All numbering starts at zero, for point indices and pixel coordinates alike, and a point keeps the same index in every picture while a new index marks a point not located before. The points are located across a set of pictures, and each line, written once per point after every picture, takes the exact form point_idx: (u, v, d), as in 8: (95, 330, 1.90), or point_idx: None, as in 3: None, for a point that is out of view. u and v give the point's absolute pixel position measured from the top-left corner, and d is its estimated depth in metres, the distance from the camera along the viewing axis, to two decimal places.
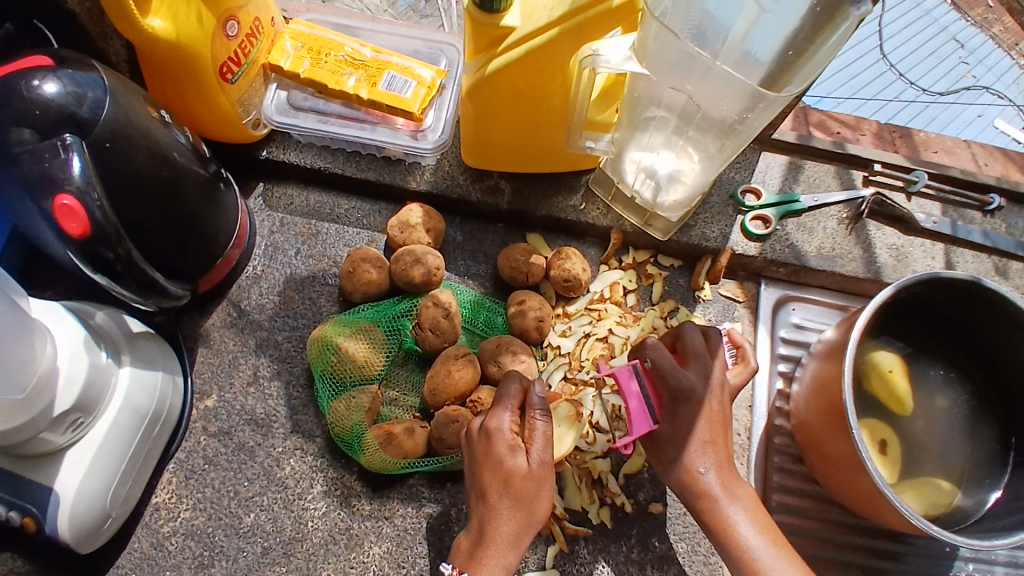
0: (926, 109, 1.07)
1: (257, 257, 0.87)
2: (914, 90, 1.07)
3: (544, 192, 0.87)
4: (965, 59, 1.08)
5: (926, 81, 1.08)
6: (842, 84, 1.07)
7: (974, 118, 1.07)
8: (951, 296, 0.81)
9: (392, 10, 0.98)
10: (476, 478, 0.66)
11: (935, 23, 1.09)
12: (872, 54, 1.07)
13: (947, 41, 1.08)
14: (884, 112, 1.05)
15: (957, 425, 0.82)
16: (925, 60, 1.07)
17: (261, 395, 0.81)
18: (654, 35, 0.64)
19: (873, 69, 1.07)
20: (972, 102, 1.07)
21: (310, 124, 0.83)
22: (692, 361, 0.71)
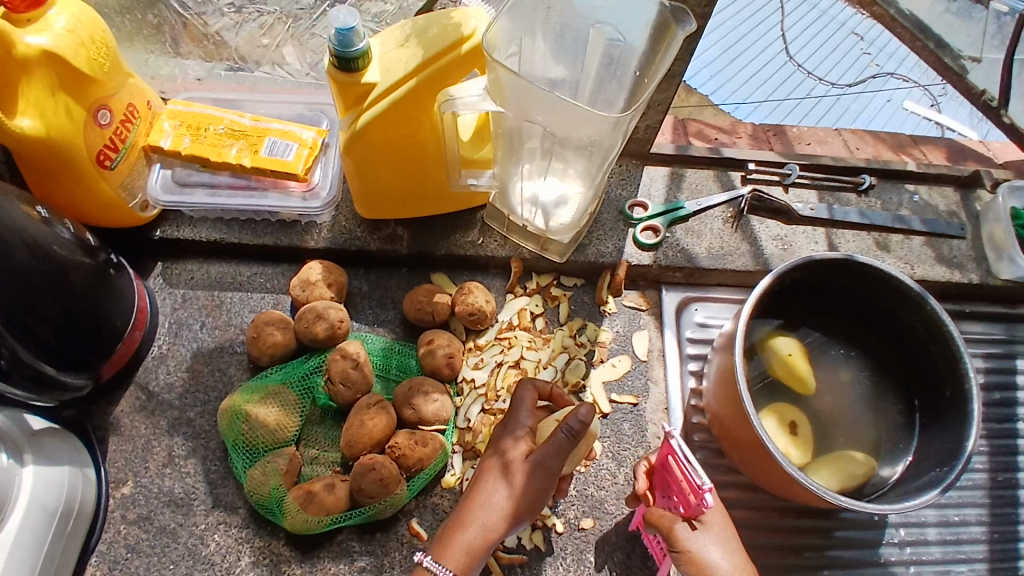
0: (838, 101, 1.17)
1: (161, 337, 0.86)
2: (824, 85, 1.17)
3: (441, 232, 0.90)
4: (868, 50, 1.18)
5: (834, 75, 1.18)
6: (755, 90, 1.17)
7: (884, 103, 1.18)
8: (838, 278, 0.86)
9: (313, 73, 0.99)
10: (487, 465, 0.71)
11: (835, 21, 1.19)
12: (777, 58, 1.17)
13: (847, 36, 1.19)
14: (793, 113, 1.16)
15: (861, 397, 0.87)
16: (828, 57, 1.18)
17: (178, 474, 0.80)
18: (499, 80, 0.68)
19: (782, 71, 1.17)
20: (881, 88, 1.18)
21: (200, 198, 0.85)
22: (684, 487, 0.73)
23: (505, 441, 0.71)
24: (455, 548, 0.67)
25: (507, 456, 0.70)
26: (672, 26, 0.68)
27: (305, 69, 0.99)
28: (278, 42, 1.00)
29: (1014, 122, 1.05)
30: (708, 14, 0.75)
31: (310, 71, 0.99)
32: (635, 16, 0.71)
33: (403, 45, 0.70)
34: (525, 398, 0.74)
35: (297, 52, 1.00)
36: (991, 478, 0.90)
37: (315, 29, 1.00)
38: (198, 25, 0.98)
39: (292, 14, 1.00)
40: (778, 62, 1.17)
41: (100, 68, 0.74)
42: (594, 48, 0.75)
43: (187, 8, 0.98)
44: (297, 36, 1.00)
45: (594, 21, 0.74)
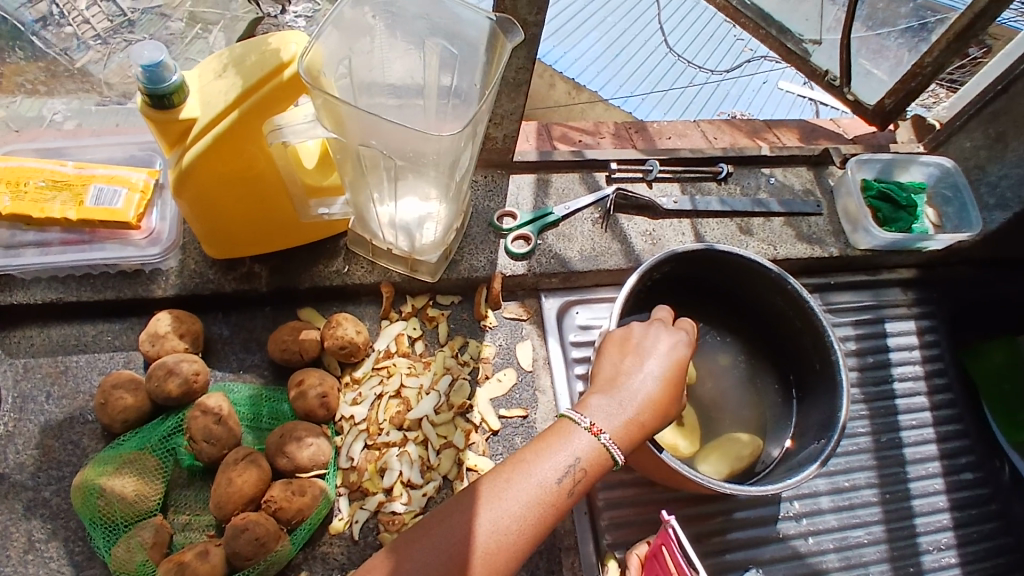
0: (718, 87, 1.34)
1: (4, 414, 0.78)
2: (704, 73, 1.34)
3: (302, 266, 0.85)
4: (741, 37, 1.35)
5: (713, 62, 1.35)
6: (642, 83, 1.38)
7: (760, 85, 1.35)
8: (706, 267, 0.88)
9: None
10: (606, 382, 0.66)
11: (706, 12, 1.36)
12: (659, 49, 1.36)
13: (720, 24, 1.36)
14: (678, 101, 1.35)
15: (739, 380, 0.89)
16: (706, 45, 1.35)
17: (41, 561, 0.72)
18: (327, 105, 0.64)
19: (665, 62, 1.36)
20: (756, 71, 1.34)
21: (31, 258, 0.79)
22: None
23: (634, 358, 0.67)
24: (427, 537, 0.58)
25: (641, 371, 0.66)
26: (500, 38, 0.68)
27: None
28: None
29: (858, 97, 1.13)
30: (542, 21, 0.75)
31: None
32: (464, 30, 0.70)
33: (220, 76, 0.66)
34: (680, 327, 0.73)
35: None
36: (874, 440, 0.95)
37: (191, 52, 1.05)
38: (67, 62, 1.01)
39: (163, 39, 1.06)
40: (658, 52, 1.37)
41: None
42: (432, 62, 0.74)
43: (51, 45, 1.01)
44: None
45: (426, 36, 0.72)
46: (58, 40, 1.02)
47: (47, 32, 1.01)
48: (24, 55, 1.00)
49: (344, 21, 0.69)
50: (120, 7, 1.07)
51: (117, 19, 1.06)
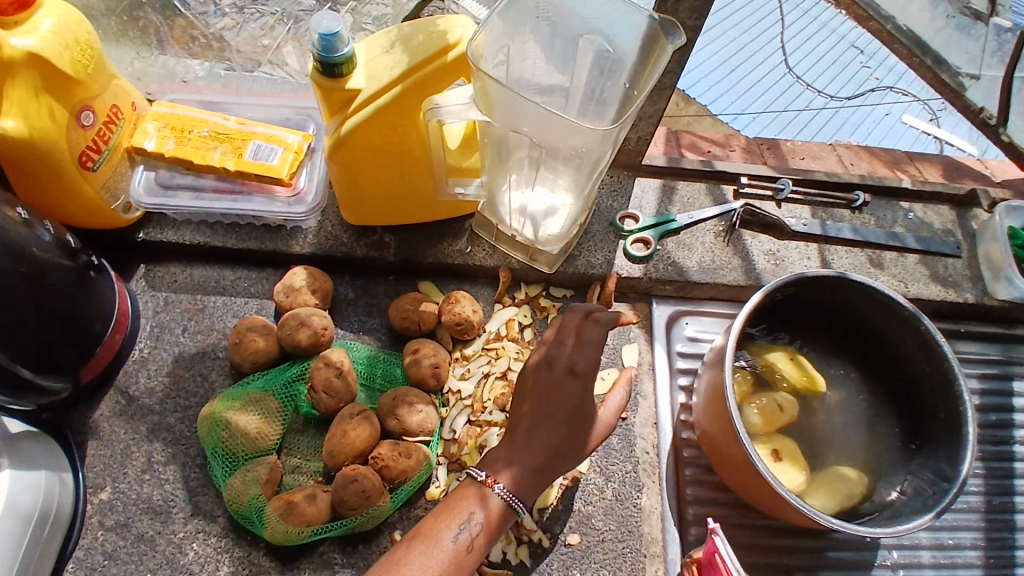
0: (836, 113, 1.22)
1: (142, 340, 0.84)
2: (823, 97, 1.22)
3: (428, 240, 0.89)
4: (867, 63, 1.23)
5: (833, 88, 1.23)
6: (754, 100, 1.24)
7: (883, 116, 1.23)
8: (836, 296, 0.85)
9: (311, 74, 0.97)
10: (517, 412, 0.69)
11: (834, 34, 1.25)
12: (778, 68, 1.24)
13: (847, 49, 1.24)
14: (793, 123, 1.21)
15: (854, 417, 0.86)
16: (828, 69, 1.24)
17: (156, 481, 0.78)
18: (488, 88, 0.66)
19: (781, 82, 1.24)
20: (879, 102, 1.22)
21: (185, 201, 0.83)
22: None
23: (559, 376, 0.68)
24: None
25: (573, 400, 0.68)
26: (661, 38, 0.67)
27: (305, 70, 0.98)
28: (278, 43, 1.00)
29: (1012, 140, 1.01)
30: (700, 25, 0.74)
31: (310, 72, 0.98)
32: (623, 27, 0.71)
33: (388, 51, 0.69)
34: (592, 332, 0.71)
35: (296, 53, 1.00)
36: (986, 501, 0.89)
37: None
38: (201, 26, 0.98)
39: (294, 16, 1.02)
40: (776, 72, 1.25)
41: (84, 70, 0.73)
42: (584, 56, 0.75)
43: (189, 8, 0.99)
44: (297, 38, 1.00)
45: (583, 31, 0.73)
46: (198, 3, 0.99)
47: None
48: (163, 13, 0.97)
49: (508, 8, 0.71)
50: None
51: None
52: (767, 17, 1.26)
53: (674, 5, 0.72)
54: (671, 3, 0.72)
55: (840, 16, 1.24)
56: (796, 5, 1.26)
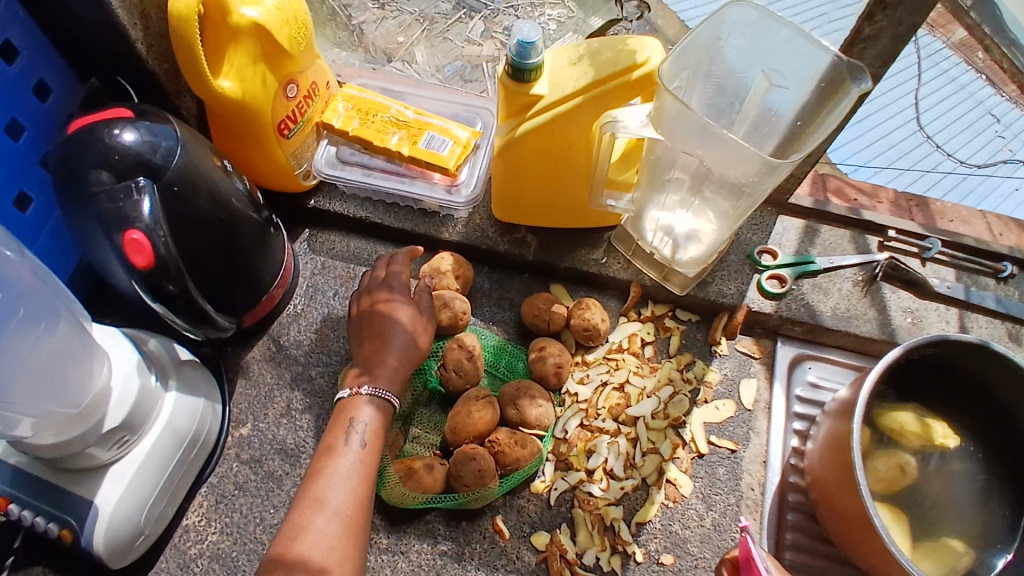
0: (964, 180, 1.09)
1: (297, 297, 0.92)
2: (952, 161, 1.10)
3: (568, 246, 0.92)
4: (1002, 134, 1.10)
5: (964, 153, 1.11)
6: (878, 153, 1.10)
7: (1011, 190, 1.09)
8: (972, 363, 0.80)
9: (437, 74, 1.02)
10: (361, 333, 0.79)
11: (972, 98, 1.11)
12: (908, 124, 1.11)
13: (983, 115, 1.10)
14: (917, 184, 1.09)
15: (968, 491, 0.79)
16: (960, 133, 1.11)
17: (292, 426, 0.84)
18: (670, 107, 0.68)
19: (909, 139, 1.11)
20: (1009, 175, 1.10)
21: (355, 176, 0.90)
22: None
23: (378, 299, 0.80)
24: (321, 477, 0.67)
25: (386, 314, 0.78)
26: (846, 82, 0.67)
27: (431, 68, 1.03)
28: (412, 41, 1.04)
29: None
30: (882, 74, 0.76)
31: (436, 72, 1.03)
32: (807, 67, 0.71)
33: (574, 63, 0.73)
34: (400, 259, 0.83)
35: (427, 53, 1.04)
36: None
37: (449, 33, 1.04)
38: (344, 19, 1.04)
39: (429, 18, 1.05)
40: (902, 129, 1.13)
41: (298, 46, 0.80)
42: (759, 91, 0.76)
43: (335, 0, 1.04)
44: (430, 38, 1.04)
45: (763, 67, 0.75)
46: None
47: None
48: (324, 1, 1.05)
49: (698, 38, 0.72)
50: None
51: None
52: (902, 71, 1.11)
53: (860, 50, 0.73)
54: (857, 49, 0.73)
55: (979, 80, 1.10)
56: (934, 61, 1.11)
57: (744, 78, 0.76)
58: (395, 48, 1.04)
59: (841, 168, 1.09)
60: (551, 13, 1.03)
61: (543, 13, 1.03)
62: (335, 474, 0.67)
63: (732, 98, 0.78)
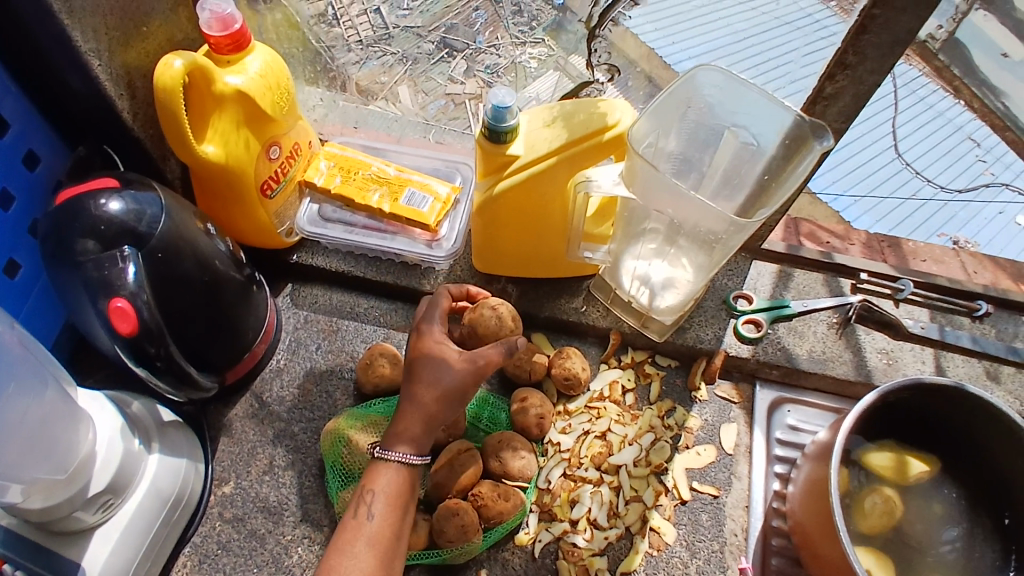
0: (944, 207, 1.13)
1: (280, 352, 0.93)
2: (932, 187, 1.13)
3: (548, 296, 0.94)
4: (983, 157, 1.12)
5: (944, 178, 1.13)
6: (857, 182, 1.13)
7: (995, 214, 1.13)
8: (947, 404, 0.81)
9: (422, 113, 1.06)
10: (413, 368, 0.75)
11: (952, 124, 1.12)
12: (887, 153, 1.12)
13: (964, 140, 1.12)
14: (890, 219, 1.13)
15: (954, 533, 0.80)
16: (940, 159, 1.13)
17: (275, 483, 0.85)
18: (639, 168, 0.71)
19: (889, 167, 1.13)
20: (992, 199, 1.12)
21: (338, 234, 0.92)
22: None
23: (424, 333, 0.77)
24: (348, 530, 0.67)
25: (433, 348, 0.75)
26: (810, 140, 0.70)
27: (416, 109, 1.06)
28: (395, 80, 1.05)
29: None
30: (845, 129, 0.79)
31: (421, 111, 1.06)
32: (771, 126, 0.74)
33: (548, 125, 0.76)
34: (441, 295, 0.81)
35: (410, 91, 1.06)
36: None
37: (431, 72, 1.04)
38: (328, 58, 1.05)
39: (411, 57, 1.04)
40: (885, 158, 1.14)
41: (280, 110, 0.82)
42: (727, 146, 0.79)
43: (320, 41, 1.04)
44: (412, 78, 1.05)
45: (731, 124, 0.78)
46: (327, 38, 1.04)
47: (321, 28, 1.04)
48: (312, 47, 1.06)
49: (666, 99, 0.75)
50: (386, 18, 1.04)
51: (379, 27, 1.04)
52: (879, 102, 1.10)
53: (823, 107, 0.76)
54: (820, 106, 0.76)
55: (957, 105, 1.11)
56: (912, 89, 1.08)
57: (712, 135, 0.79)
58: (378, 86, 1.06)
59: (822, 198, 1.12)
60: (532, 51, 1.01)
61: (524, 50, 1.02)
62: (359, 527, 0.67)
63: (701, 153, 0.81)
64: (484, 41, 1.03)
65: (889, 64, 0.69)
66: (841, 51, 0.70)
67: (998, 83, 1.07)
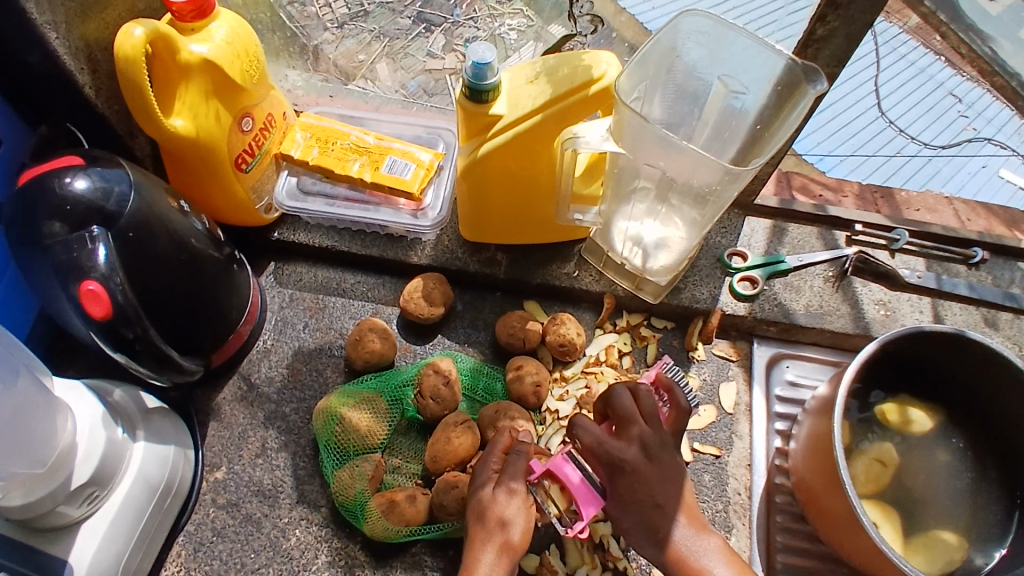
0: (929, 162, 1.10)
1: (266, 332, 0.90)
2: (916, 144, 1.10)
3: (539, 262, 0.92)
4: (965, 113, 1.09)
5: (927, 135, 1.10)
6: (842, 141, 1.09)
7: (978, 168, 1.10)
8: (947, 353, 0.79)
9: (402, 90, 1.01)
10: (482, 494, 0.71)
11: (931, 79, 1.09)
12: (870, 114, 1.09)
13: (945, 96, 1.09)
14: (880, 171, 1.09)
15: (957, 480, 0.79)
16: (922, 116, 1.10)
17: (268, 466, 0.82)
18: (628, 120, 0.68)
19: (871, 127, 1.10)
20: (975, 154, 1.09)
21: (318, 207, 0.89)
22: (625, 425, 0.71)
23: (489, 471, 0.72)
24: None
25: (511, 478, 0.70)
26: (803, 84, 0.67)
27: (395, 86, 1.01)
28: (373, 58, 1.02)
29: None
30: (838, 73, 0.76)
31: (400, 88, 1.02)
32: (762, 73, 0.72)
33: (532, 81, 0.73)
34: (498, 442, 0.74)
35: (389, 68, 1.02)
36: None
37: (410, 49, 1.02)
38: (302, 38, 1.01)
39: (389, 35, 1.02)
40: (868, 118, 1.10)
41: (250, 79, 0.78)
42: (717, 97, 0.76)
43: (293, 19, 1.01)
44: (391, 55, 1.02)
45: (720, 73, 0.75)
46: (301, 17, 1.01)
47: (293, 7, 1.01)
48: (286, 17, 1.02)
49: (653, 48, 0.72)
50: None
51: (354, 7, 1.03)
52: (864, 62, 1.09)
53: (815, 51, 0.73)
54: (811, 50, 0.73)
55: (939, 62, 1.08)
56: (893, 46, 1.08)
57: (701, 85, 0.76)
58: (355, 67, 1.02)
59: (807, 158, 1.09)
60: (511, 23, 1.01)
61: (503, 22, 1.01)
62: None
63: (690, 105, 0.78)
64: (462, 14, 1.02)
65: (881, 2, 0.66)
66: None
67: (986, 27, 1.03)
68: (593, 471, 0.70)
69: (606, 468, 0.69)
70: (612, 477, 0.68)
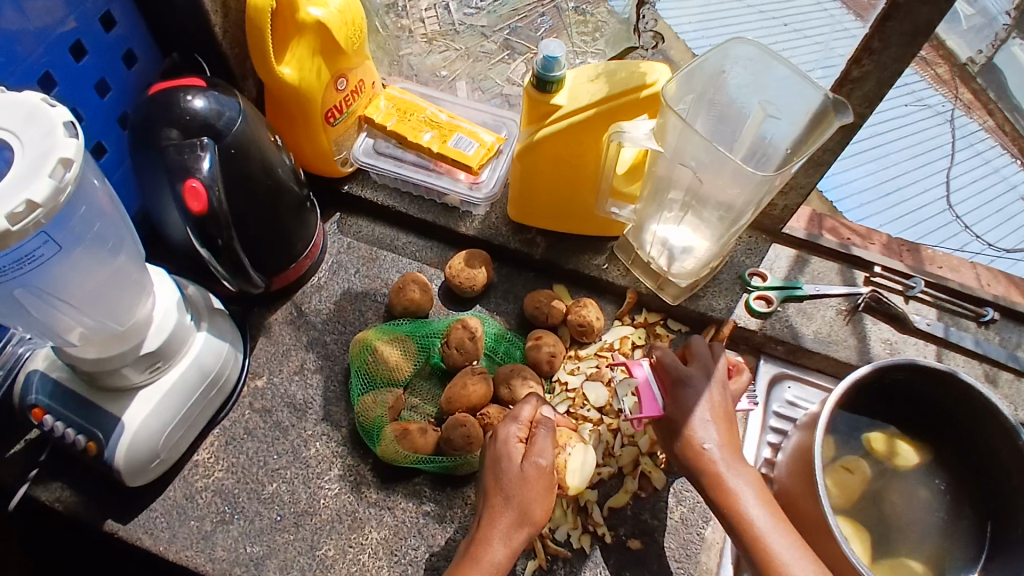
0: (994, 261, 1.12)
1: (322, 271, 1.01)
2: (981, 243, 1.14)
3: (574, 250, 1.00)
4: None
5: (992, 235, 1.15)
6: (909, 225, 1.16)
7: None
8: (937, 391, 0.84)
9: None
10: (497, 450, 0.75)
11: (1006, 182, 1.17)
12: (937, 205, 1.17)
13: (1015, 201, 1.16)
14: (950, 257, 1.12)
15: (932, 513, 0.83)
16: (991, 217, 1.16)
17: (303, 383, 0.92)
18: (676, 126, 0.76)
19: (938, 217, 1.17)
20: None
21: (387, 166, 1.00)
22: (695, 359, 0.81)
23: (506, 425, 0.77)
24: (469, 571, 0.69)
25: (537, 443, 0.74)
26: (830, 114, 0.74)
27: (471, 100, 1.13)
28: (454, 76, 1.14)
29: None
30: (869, 115, 0.83)
31: None
32: (799, 103, 0.80)
33: (593, 80, 0.83)
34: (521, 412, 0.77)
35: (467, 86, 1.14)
36: None
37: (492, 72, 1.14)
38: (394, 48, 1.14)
39: (474, 53, 1.14)
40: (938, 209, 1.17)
41: (351, 46, 0.90)
42: (755, 121, 0.84)
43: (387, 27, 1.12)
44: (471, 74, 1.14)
45: (760, 100, 0.83)
46: (394, 28, 1.13)
47: (388, 18, 1.12)
48: None
49: (701, 67, 0.81)
50: (453, 15, 1.14)
51: (444, 25, 1.14)
52: (935, 148, 1.18)
53: (849, 90, 0.81)
54: (846, 90, 0.81)
55: (1013, 164, 1.17)
56: (969, 141, 1.17)
57: (743, 109, 0.85)
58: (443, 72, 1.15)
59: None
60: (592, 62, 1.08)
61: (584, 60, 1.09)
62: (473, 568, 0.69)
63: (731, 126, 0.86)
64: None
65: (911, 52, 0.74)
66: (869, 37, 0.75)
67: None
68: (661, 383, 0.81)
69: (671, 381, 0.80)
70: (680, 391, 0.79)
